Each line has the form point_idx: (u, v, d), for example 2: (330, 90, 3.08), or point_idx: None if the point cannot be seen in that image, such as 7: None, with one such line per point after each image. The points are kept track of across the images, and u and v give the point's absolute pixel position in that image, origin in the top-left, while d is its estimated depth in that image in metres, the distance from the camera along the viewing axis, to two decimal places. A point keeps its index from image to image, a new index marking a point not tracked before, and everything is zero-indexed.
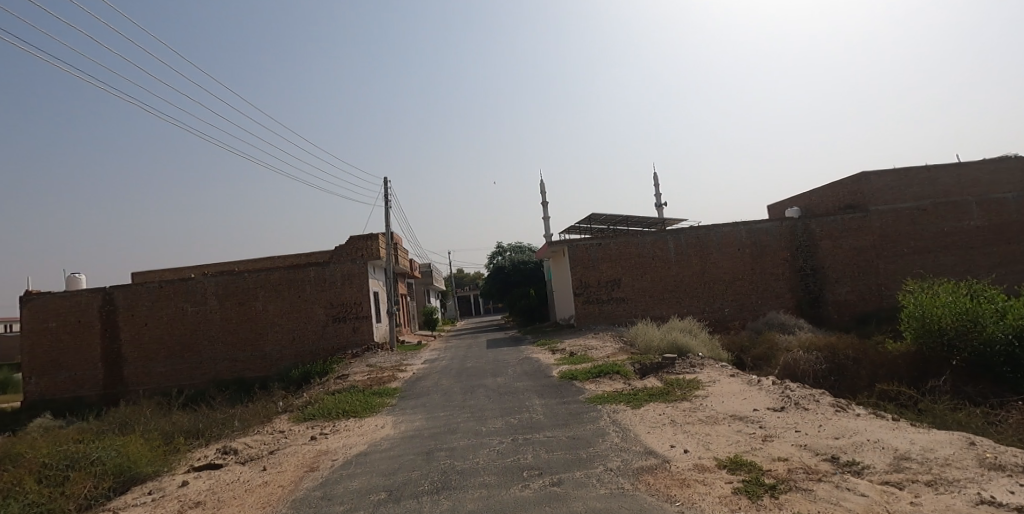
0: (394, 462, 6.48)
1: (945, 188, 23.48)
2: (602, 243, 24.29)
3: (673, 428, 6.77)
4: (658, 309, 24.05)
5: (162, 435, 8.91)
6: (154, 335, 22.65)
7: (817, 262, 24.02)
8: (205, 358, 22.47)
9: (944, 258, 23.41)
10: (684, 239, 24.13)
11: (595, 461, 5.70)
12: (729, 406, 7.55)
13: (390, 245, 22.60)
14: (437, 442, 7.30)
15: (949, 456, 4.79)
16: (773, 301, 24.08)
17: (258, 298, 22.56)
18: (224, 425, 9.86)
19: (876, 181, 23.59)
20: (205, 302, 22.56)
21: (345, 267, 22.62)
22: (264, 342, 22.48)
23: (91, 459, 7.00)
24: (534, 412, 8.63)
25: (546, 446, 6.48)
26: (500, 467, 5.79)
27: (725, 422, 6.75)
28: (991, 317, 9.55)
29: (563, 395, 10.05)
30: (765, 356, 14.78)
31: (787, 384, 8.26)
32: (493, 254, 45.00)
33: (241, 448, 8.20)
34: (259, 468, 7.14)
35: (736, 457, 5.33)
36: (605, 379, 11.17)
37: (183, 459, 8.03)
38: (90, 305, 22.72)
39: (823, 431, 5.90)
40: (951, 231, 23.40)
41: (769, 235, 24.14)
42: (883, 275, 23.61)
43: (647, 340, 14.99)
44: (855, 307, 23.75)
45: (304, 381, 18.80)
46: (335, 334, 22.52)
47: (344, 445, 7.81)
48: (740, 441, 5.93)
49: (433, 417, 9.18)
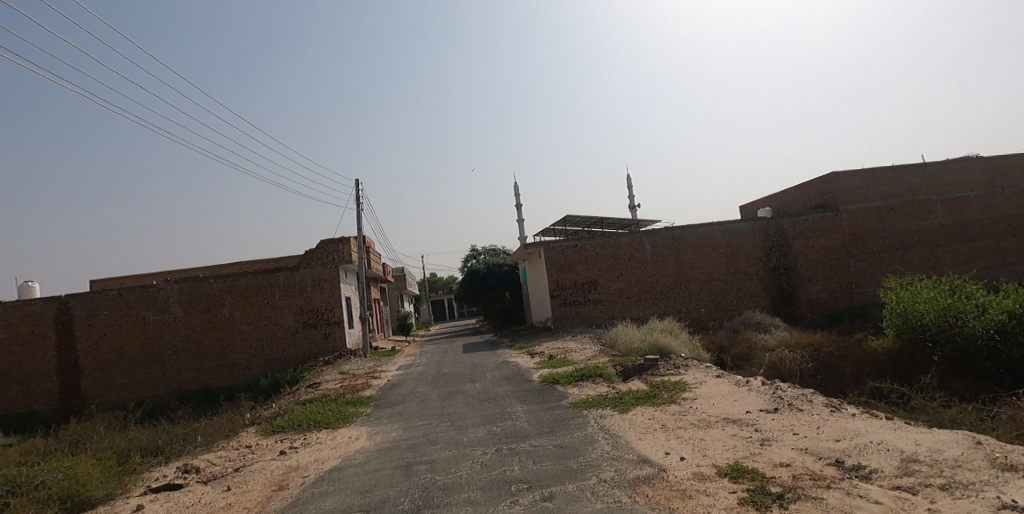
0: (371, 478, 6.01)
1: (910, 187, 24.08)
2: (579, 245, 24.08)
3: (666, 433, 6.45)
4: (637, 311, 23.95)
5: (115, 455, 8.16)
6: (112, 346, 21.41)
7: (790, 261, 24.27)
8: (168, 369, 21.37)
9: (910, 256, 23.99)
10: (661, 240, 24.09)
11: (587, 472, 5.33)
12: (721, 408, 7.28)
13: (362, 248, 21.93)
14: (417, 454, 6.82)
15: (958, 457, 4.59)
16: (748, 300, 24.24)
17: (224, 304, 21.57)
18: (185, 441, 9.14)
19: (845, 181, 24.03)
20: (168, 309, 21.49)
21: (316, 271, 21.84)
22: (230, 350, 21.50)
23: (36, 483, 6.32)
24: (518, 419, 8.24)
25: (534, 457, 6.08)
26: (486, 481, 5.37)
27: (718, 426, 6.47)
28: (972, 313, 9.60)
29: (546, 400, 9.66)
30: (746, 356, 14.70)
31: (776, 384, 8.06)
32: (468, 257, 44.40)
33: (204, 466, 7.57)
34: (222, 487, 6.54)
35: (737, 464, 5.02)
36: (587, 383, 10.84)
37: (138, 480, 7.31)
38: (43, 314, 21.37)
39: (822, 433, 5.66)
40: (917, 229, 24.01)
41: (742, 235, 24.31)
42: (854, 273, 24.04)
43: (628, 341, 14.78)
44: (828, 305, 24.06)
45: (273, 391, 18.01)
46: (306, 340, 21.70)
47: (316, 460, 7.27)
48: (737, 446, 5.64)
49: (411, 427, 8.69)
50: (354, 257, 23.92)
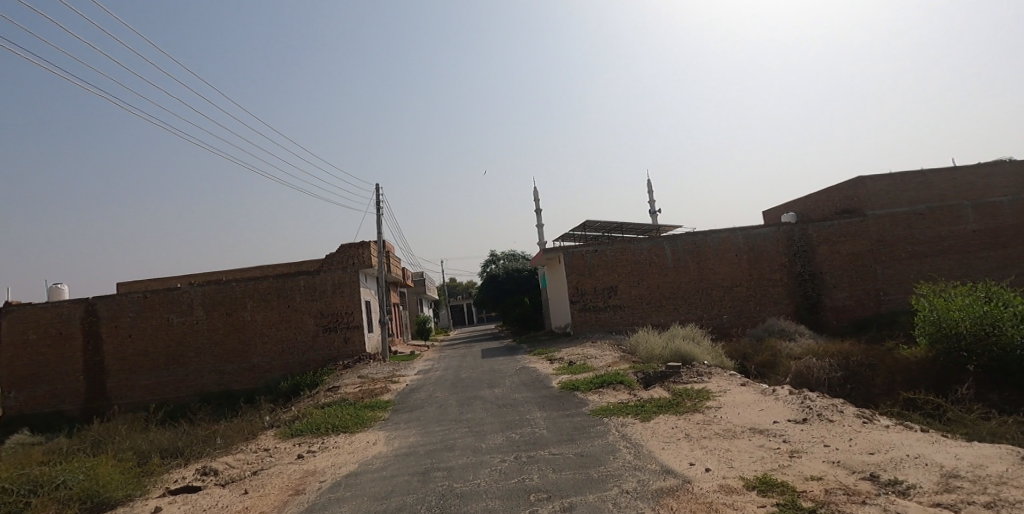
0: (388, 484, 5.95)
1: (940, 192, 23.34)
2: (598, 250, 23.86)
3: (689, 443, 6.26)
4: (657, 317, 23.62)
5: (136, 456, 8.25)
6: (138, 348, 21.84)
7: (815, 267, 23.71)
8: (191, 371, 21.71)
9: (941, 263, 23.23)
10: (682, 245, 23.75)
11: (608, 482, 5.19)
12: (747, 418, 7.05)
13: (382, 253, 22.04)
14: (434, 460, 6.74)
15: (1003, 473, 4.33)
16: (771, 307, 23.74)
17: (246, 307, 21.86)
18: (204, 443, 9.20)
19: (872, 185, 23.42)
20: (191, 312, 21.85)
21: (336, 275, 22.02)
22: (251, 353, 21.76)
23: (58, 483, 6.40)
24: (537, 426, 8.11)
25: (553, 465, 5.94)
26: (504, 489, 5.26)
27: (745, 436, 6.26)
28: (1010, 321, 9.20)
29: (565, 407, 9.50)
30: (770, 364, 14.34)
31: (804, 393, 7.79)
32: (487, 262, 44.41)
33: (222, 468, 7.59)
34: (239, 491, 6.54)
35: (765, 477, 4.82)
36: (607, 390, 10.66)
37: (158, 482, 7.37)
38: (72, 316, 21.92)
39: (855, 445, 5.42)
40: (948, 235, 23.24)
41: (766, 240, 23.84)
42: (881, 280, 23.37)
43: (648, 347, 14.54)
44: (854, 313, 23.44)
45: (293, 394, 18.15)
46: (325, 344, 21.85)
47: (333, 465, 7.23)
48: (764, 457, 5.43)
49: (429, 433, 8.62)
50: (374, 261, 24.05)
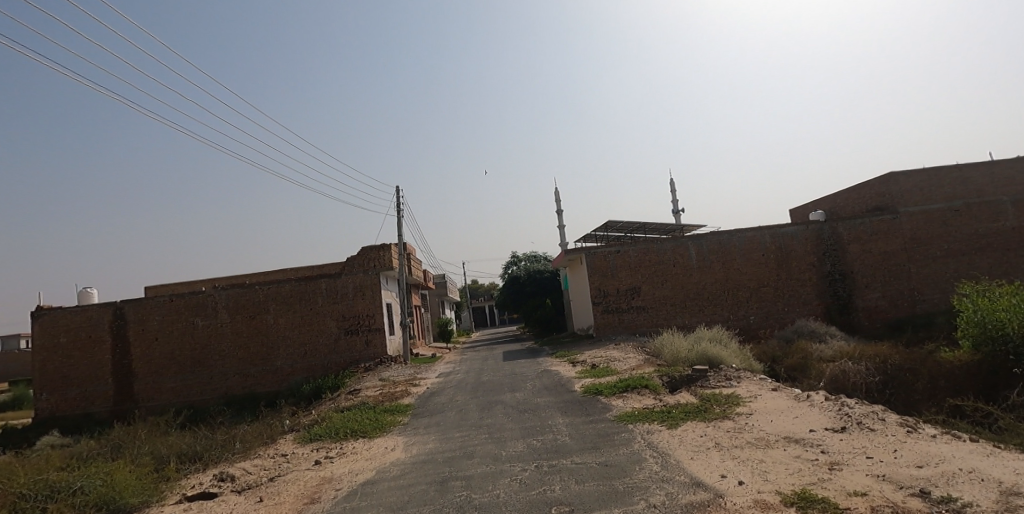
0: (403, 493, 5.77)
1: (977, 187, 22.34)
2: (620, 251, 23.45)
3: (720, 453, 5.93)
4: (682, 319, 23.12)
5: (154, 461, 8.27)
6: (165, 351, 22.23)
7: (845, 267, 22.93)
8: (216, 374, 21.99)
9: (979, 261, 22.21)
10: (706, 245, 23.21)
11: (634, 495, 4.91)
12: (781, 426, 6.68)
13: (402, 255, 22.01)
14: (452, 468, 6.56)
15: None
16: (800, 307, 23.03)
17: (269, 310, 22.06)
18: (223, 448, 9.19)
19: (905, 181, 22.55)
20: (216, 316, 22.13)
21: (357, 278, 22.07)
22: (274, 356, 21.94)
23: (74, 489, 6.41)
24: (559, 433, 7.85)
25: (575, 475, 5.69)
26: (524, 501, 5.03)
27: (779, 446, 5.91)
28: None
29: (588, 412, 9.22)
30: (800, 367, 13.81)
31: (841, 399, 7.38)
32: (508, 264, 44.24)
33: (239, 474, 7.54)
34: (254, 498, 6.45)
35: (805, 492, 4.49)
36: (632, 394, 10.34)
37: (174, 488, 7.35)
38: (101, 320, 22.41)
39: (901, 457, 5.04)
40: (986, 232, 22.22)
41: (794, 239, 23.13)
42: (916, 279, 22.46)
43: (674, 350, 14.15)
44: (888, 313, 22.57)
45: (315, 397, 18.20)
46: (347, 347, 21.92)
47: (349, 472, 7.10)
48: (802, 470, 5.08)
49: (448, 439, 8.44)
50: (394, 264, 24.06)
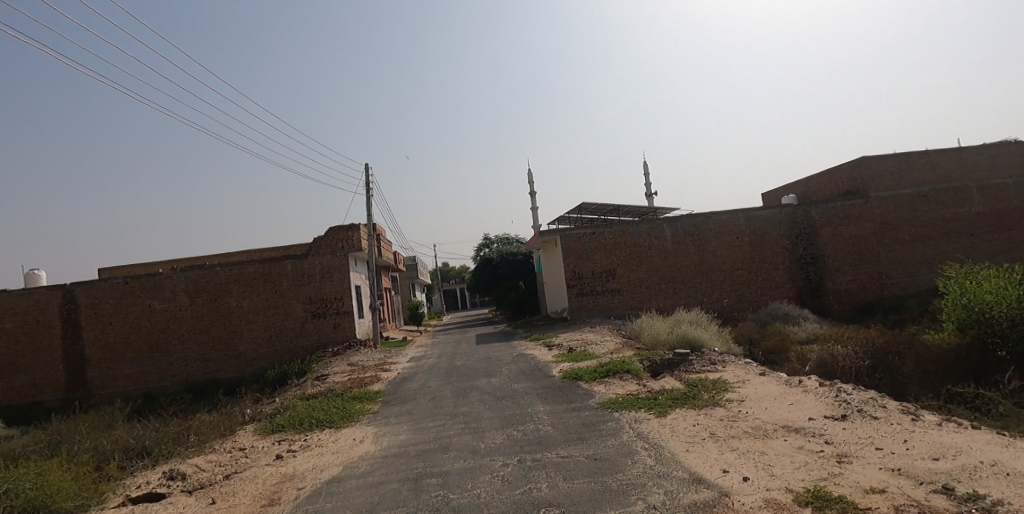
0: (374, 493, 5.19)
1: (945, 173, 22.65)
2: (596, 232, 23.06)
3: (717, 445, 5.51)
4: (657, 302, 22.97)
5: (96, 459, 7.43)
6: (119, 335, 20.92)
7: (817, 250, 23.08)
8: (174, 359, 20.85)
9: (945, 246, 22.63)
10: (682, 228, 23.01)
11: (630, 494, 4.43)
12: (776, 414, 6.31)
13: (371, 235, 21.08)
14: (429, 463, 5.99)
15: None
16: (773, 290, 23.14)
17: (231, 293, 20.94)
18: (176, 442, 8.41)
19: (877, 166, 22.67)
20: (174, 298, 20.90)
21: (325, 259, 21.08)
22: (237, 340, 20.89)
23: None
24: (542, 423, 7.34)
25: (563, 471, 5.18)
26: (509, 502, 4.51)
27: (779, 436, 5.52)
28: None
29: (571, 400, 8.74)
30: (778, 350, 13.71)
31: (836, 385, 7.06)
32: (480, 246, 43.54)
33: (191, 471, 6.80)
34: (206, 500, 5.75)
35: (819, 490, 4.06)
36: (614, 380, 9.92)
37: (117, 489, 6.58)
38: (49, 303, 20.91)
39: (913, 449, 4.68)
40: (952, 217, 22.62)
41: (768, 223, 23.13)
42: (884, 263, 22.77)
43: (654, 333, 13.82)
44: (856, 296, 22.89)
45: (280, 383, 17.35)
46: (314, 331, 21.01)
47: (315, 468, 6.46)
48: (810, 463, 4.69)
49: (421, 429, 7.84)
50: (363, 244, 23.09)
